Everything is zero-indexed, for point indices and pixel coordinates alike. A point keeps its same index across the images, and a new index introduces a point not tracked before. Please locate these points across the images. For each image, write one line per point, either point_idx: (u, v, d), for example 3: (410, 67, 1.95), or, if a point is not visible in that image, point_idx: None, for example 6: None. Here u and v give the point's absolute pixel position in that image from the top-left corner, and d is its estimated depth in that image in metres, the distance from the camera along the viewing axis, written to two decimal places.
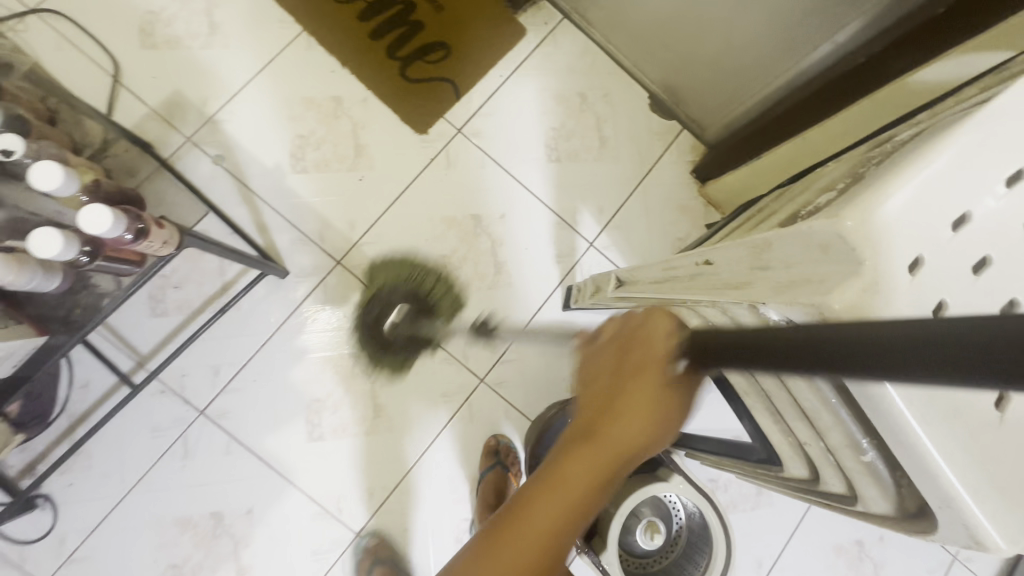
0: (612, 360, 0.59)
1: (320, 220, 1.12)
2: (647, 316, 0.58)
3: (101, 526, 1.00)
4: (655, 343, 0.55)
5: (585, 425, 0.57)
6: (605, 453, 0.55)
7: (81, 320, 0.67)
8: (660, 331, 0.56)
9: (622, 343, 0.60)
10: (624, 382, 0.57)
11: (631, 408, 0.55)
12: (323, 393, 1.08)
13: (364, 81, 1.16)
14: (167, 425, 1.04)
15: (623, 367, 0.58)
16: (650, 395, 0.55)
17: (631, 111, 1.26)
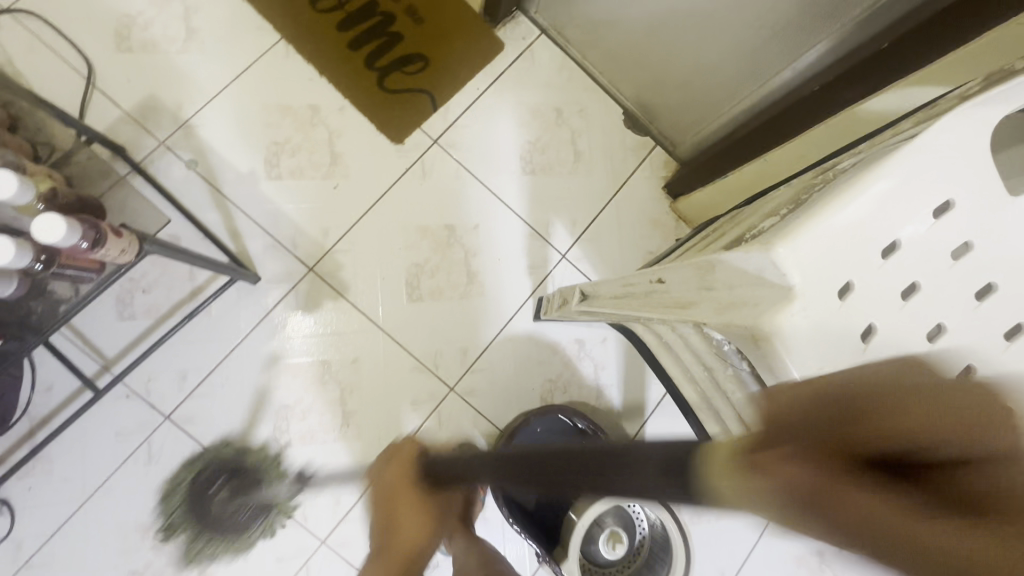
0: (389, 493, 0.83)
1: (293, 226, 1.12)
2: (400, 446, 0.90)
3: (60, 532, 0.99)
4: (401, 471, 0.84)
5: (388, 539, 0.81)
6: (406, 529, 0.79)
7: (39, 325, 0.67)
8: (396, 469, 0.85)
9: (388, 494, 0.83)
10: (397, 508, 0.81)
11: (405, 522, 0.79)
12: (291, 401, 1.08)
13: (342, 90, 1.17)
14: (131, 429, 1.03)
15: (396, 492, 0.82)
16: (411, 510, 0.80)
17: (606, 126, 1.29)
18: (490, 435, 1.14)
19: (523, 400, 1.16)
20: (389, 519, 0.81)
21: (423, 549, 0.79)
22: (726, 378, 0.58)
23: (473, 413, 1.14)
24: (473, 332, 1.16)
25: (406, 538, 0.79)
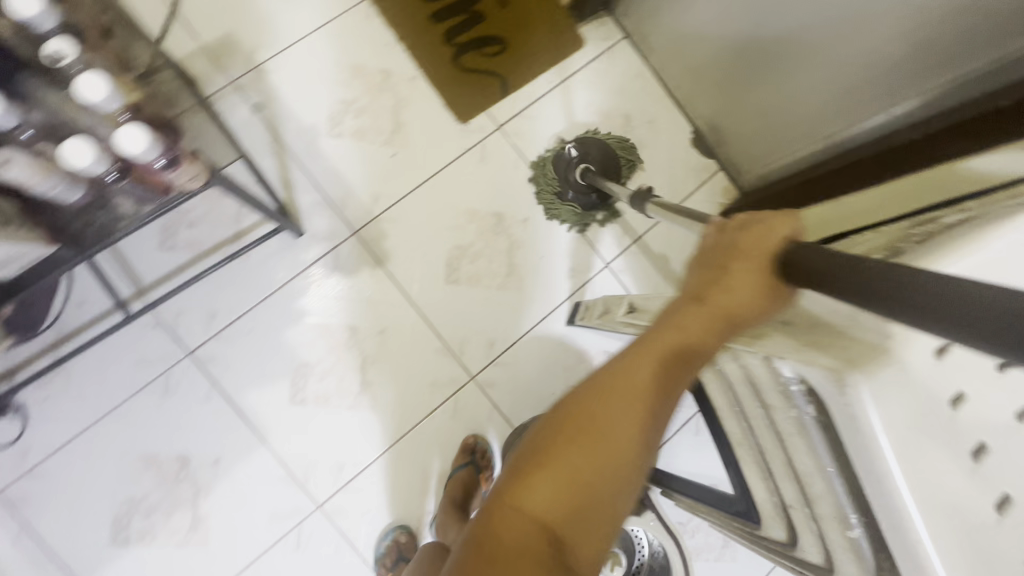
0: (722, 246, 0.50)
1: (345, 187, 1.11)
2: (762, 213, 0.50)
3: (67, 446, 0.99)
4: (777, 231, 0.47)
5: (693, 289, 0.50)
6: (692, 335, 0.48)
7: (92, 239, 0.66)
8: (783, 226, 0.47)
9: (738, 227, 0.50)
10: (731, 261, 0.49)
11: (742, 277, 0.47)
12: (313, 359, 1.07)
13: (417, 61, 1.16)
14: (153, 359, 1.02)
15: (738, 249, 0.48)
16: (744, 290, 0.47)
17: (673, 142, 1.26)
18: (503, 431, 1.12)
19: (541, 402, 1.14)
20: (734, 254, 0.49)
21: (724, 320, 0.48)
22: (786, 420, 0.55)
23: (489, 407, 1.12)
24: (504, 325, 1.14)
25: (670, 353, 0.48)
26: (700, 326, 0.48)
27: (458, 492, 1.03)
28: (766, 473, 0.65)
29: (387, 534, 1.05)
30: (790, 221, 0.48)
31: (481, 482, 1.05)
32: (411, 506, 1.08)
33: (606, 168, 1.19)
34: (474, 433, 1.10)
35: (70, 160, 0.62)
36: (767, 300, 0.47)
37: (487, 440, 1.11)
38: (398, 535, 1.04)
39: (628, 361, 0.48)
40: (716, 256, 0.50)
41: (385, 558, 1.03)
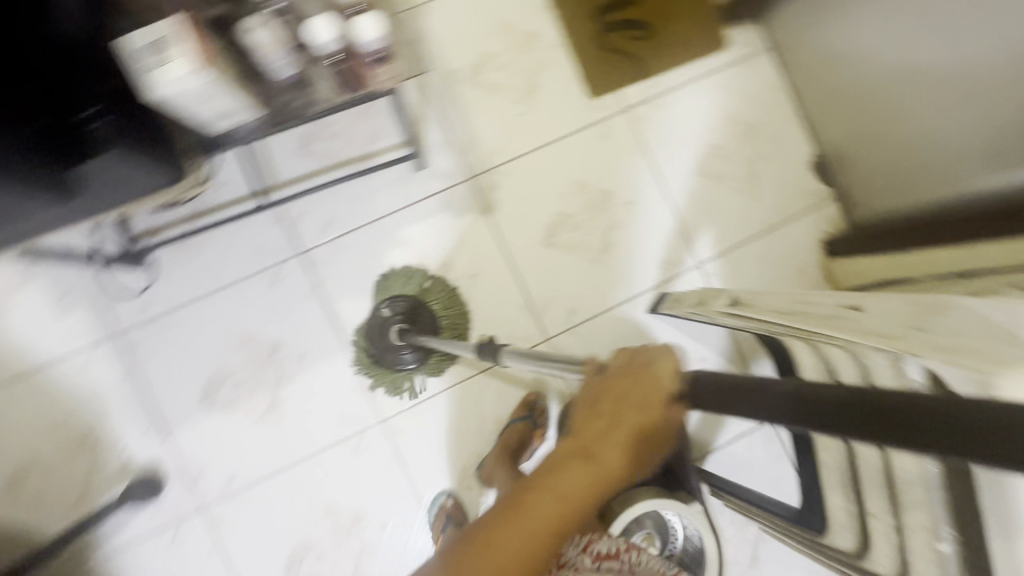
0: (614, 398, 0.56)
1: (472, 134, 1.16)
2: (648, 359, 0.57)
3: (182, 309, 1.09)
4: (662, 383, 0.55)
5: (585, 440, 0.55)
6: (577, 491, 0.52)
7: (295, 112, 0.76)
8: (670, 374, 0.55)
9: (628, 370, 0.57)
10: (624, 413, 0.55)
11: (632, 428, 0.54)
12: (406, 286, 1.13)
13: (564, 29, 1.19)
14: (270, 250, 1.11)
15: (631, 397, 0.55)
16: (629, 443, 0.54)
17: (793, 160, 1.25)
18: (564, 397, 1.15)
19: None
20: (626, 404, 0.55)
21: (610, 468, 0.53)
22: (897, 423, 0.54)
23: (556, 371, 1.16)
24: (586, 298, 1.18)
25: (571, 499, 0.52)
26: (592, 474, 0.53)
27: (514, 439, 1.09)
28: (849, 481, 0.67)
29: (436, 501, 1.12)
30: (676, 363, 0.56)
31: (534, 435, 1.10)
32: (464, 443, 1.13)
33: (415, 316, 1.11)
34: (537, 392, 1.15)
35: (307, 36, 0.68)
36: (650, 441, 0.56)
37: (547, 400, 1.15)
38: (445, 500, 1.11)
39: (527, 508, 0.51)
40: (608, 403, 0.56)
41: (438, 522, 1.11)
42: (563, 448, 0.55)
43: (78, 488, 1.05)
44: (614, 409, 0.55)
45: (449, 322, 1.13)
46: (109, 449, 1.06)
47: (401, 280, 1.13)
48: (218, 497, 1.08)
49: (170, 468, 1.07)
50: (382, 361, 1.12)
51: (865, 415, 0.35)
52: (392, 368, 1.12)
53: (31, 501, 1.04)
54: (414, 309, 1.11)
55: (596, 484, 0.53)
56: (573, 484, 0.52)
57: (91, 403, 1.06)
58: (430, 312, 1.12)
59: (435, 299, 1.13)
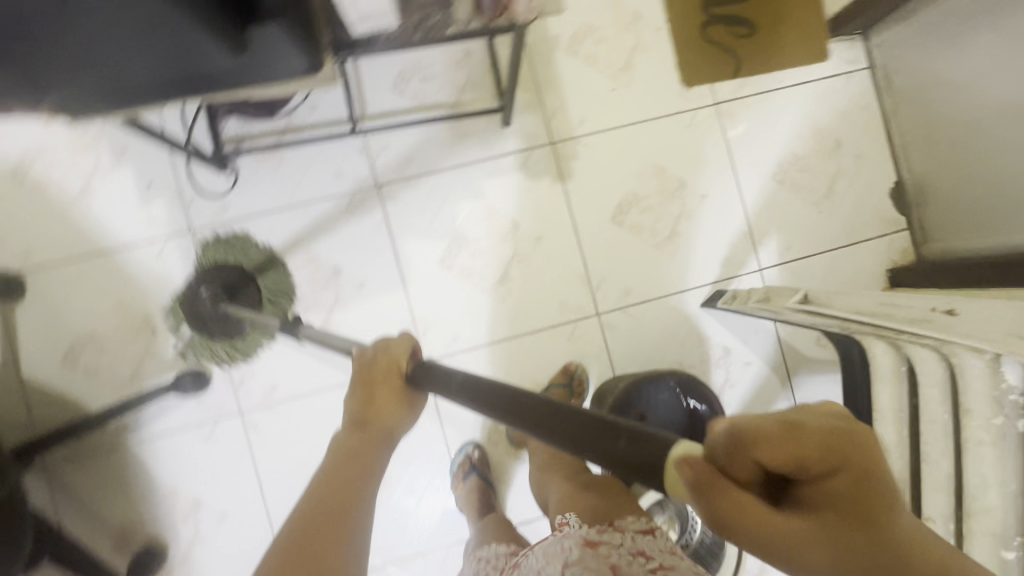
0: (362, 382, 0.59)
1: (561, 101, 1.17)
2: (384, 347, 0.61)
3: (255, 218, 1.12)
4: (394, 358, 0.60)
5: (356, 417, 0.57)
6: (356, 456, 0.55)
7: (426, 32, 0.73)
8: (398, 348, 0.61)
9: (369, 358, 0.61)
10: (376, 386, 0.58)
11: (381, 399, 0.58)
12: (471, 236, 1.15)
13: (669, 14, 1.20)
14: (348, 177, 1.14)
15: (375, 375, 0.59)
16: (393, 405, 0.58)
17: (873, 183, 1.24)
18: (604, 372, 1.17)
19: (648, 363, 1.18)
20: (375, 380, 0.59)
21: (385, 432, 0.57)
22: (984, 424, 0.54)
23: (600, 346, 1.17)
24: (643, 281, 1.18)
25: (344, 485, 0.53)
26: (361, 448, 0.56)
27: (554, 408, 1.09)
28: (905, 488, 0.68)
29: (462, 449, 1.14)
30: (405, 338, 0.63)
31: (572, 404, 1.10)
32: None
33: (231, 286, 1.06)
34: (578, 362, 1.16)
35: None
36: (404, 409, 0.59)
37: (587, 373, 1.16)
38: (472, 450, 1.13)
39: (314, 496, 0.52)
40: (362, 388, 0.59)
41: (458, 470, 1.12)
42: (342, 434, 0.57)
43: (130, 370, 1.08)
44: (369, 388, 0.59)
45: (272, 287, 1.10)
46: (164, 340, 1.09)
47: (225, 248, 1.10)
48: (257, 405, 1.11)
49: (216, 369, 1.10)
50: (208, 330, 1.07)
51: (592, 445, 0.35)
52: (211, 339, 1.08)
53: (84, 374, 1.08)
54: (230, 280, 1.06)
55: (370, 449, 0.56)
56: (350, 453, 0.55)
57: (155, 293, 1.10)
58: (254, 288, 1.08)
59: (271, 274, 1.10)
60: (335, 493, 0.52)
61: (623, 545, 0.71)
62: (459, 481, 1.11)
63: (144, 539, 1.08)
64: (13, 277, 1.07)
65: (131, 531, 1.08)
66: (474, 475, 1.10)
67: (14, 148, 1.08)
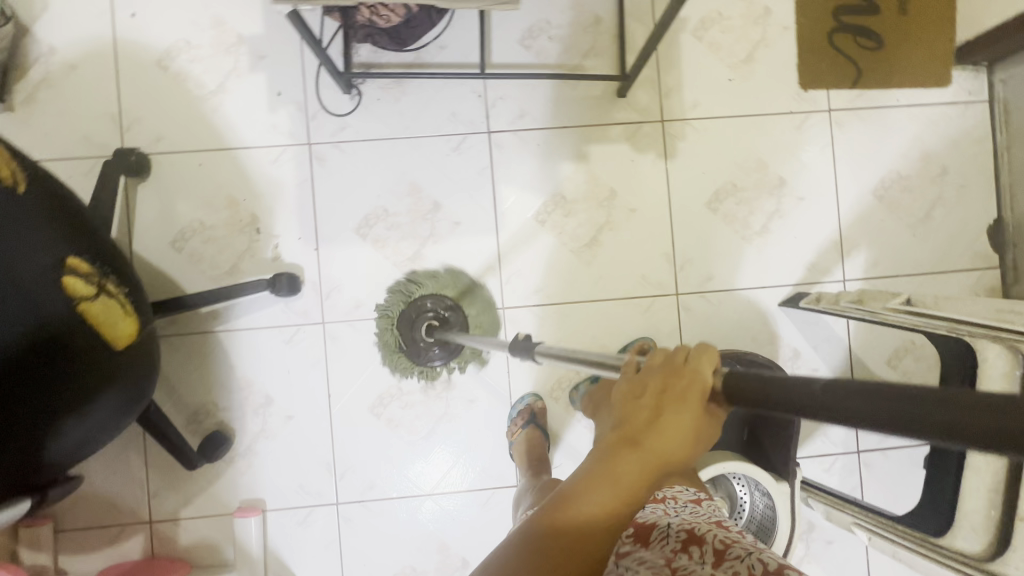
0: (653, 394, 0.53)
1: (678, 81, 1.19)
2: (690, 357, 0.52)
3: (369, 142, 1.16)
4: (699, 371, 0.51)
5: (630, 426, 0.53)
6: (632, 483, 0.52)
7: None
8: (711, 367, 0.51)
9: (674, 368, 0.53)
10: (670, 405, 0.52)
11: (677, 418, 0.51)
12: (569, 197, 1.18)
13: (798, 15, 1.21)
14: (463, 120, 1.18)
15: (672, 392, 0.52)
16: (682, 430, 0.52)
17: (972, 217, 1.23)
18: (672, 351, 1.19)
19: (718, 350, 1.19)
20: (669, 398, 0.52)
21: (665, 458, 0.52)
22: None
23: (673, 326, 1.19)
24: (726, 271, 1.20)
25: (608, 496, 0.51)
26: (638, 468, 0.52)
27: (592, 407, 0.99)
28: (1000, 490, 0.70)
29: (524, 398, 1.16)
30: (714, 356, 0.52)
31: None
32: None
33: (445, 318, 1.15)
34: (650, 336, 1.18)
35: None
36: (699, 432, 0.52)
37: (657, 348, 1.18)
38: (534, 401, 1.15)
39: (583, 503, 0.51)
40: (647, 398, 0.53)
41: (517, 418, 1.14)
42: (611, 440, 0.54)
43: (230, 263, 1.14)
44: (660, 401, 0.52)
45: (478, 316, 1.17)
46: (266, 241, 1.15)
47: (431, 281, 1.16)
48: (339, 318, 1.15)
49: (308, 277, 1.15)
50: (414, 353, 1.16)
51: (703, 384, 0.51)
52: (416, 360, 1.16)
53: (189, 259, 1.14)
54: (445, 314, 1.15)
55: (647, 476, 0.52)
56: (619, 469, 0.52)
57: (266, 195, 1.15)
58: (462, 315, 1.16)
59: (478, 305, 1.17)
60: (606, 511, 0.51)
61: (669, 521, 0.48)
62: (518, 427, 1.13)
63: (215, 423, 1.14)
64: (131, 154, 1.09)
65: (204, 413, 1.13)
66: (532, 426, 1.12)
67: (164, 38, 1.14)
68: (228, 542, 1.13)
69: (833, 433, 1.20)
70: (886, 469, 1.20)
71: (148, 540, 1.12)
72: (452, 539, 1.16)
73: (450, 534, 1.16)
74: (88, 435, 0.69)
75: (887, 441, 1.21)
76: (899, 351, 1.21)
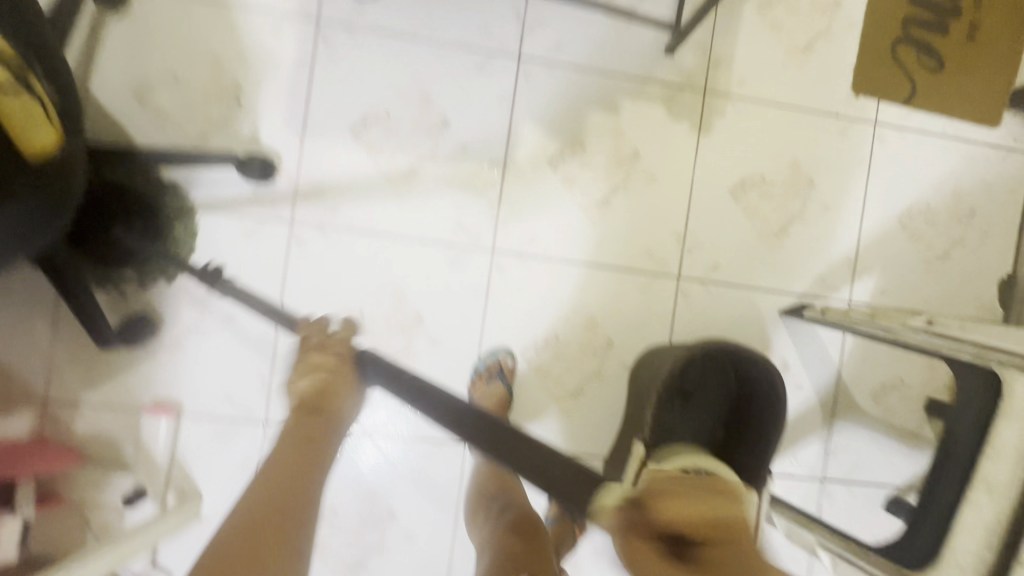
0: (313, 367, 0.81)
1: (730, 53, 1.10)
2: (319, 342, 0.84)
3: (384, 36, 1.03)
4: (334, 359, 0.82)
5: (308, 403, 0.77)
6: (293, 465, 0.70)
7: None
8: (331, 353, 0.82)
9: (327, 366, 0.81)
10: (324, 376, 0.80)
11: (329, 396, 0.79)
12: (588, 148, 1.08)
13: (868, 15, 1.13)
14: (493, 36, 1.05)
15: (317, 381, 0.79)
16: (332, 401, 0.79)
17: (987, 266, 1.18)
18: (660, 337, 1.10)
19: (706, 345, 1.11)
20: (320, 371, 0.80)
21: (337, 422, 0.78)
22: None
23: (666, 310, 1.10)
24: (734, 264, 1.12)
25: (291, 464, 0.70)
26: (305, 436, 0.74)
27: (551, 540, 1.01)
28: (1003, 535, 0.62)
29: (494, 352, 1.06)
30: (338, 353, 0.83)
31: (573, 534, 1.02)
32: (548, 319, 1.08)
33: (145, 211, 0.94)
34: (640, 315, 1.10)
35: None
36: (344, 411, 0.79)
37: (644, 330, 1.10)
38: (504, 357, 1.05)
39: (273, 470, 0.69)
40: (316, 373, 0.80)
41: (482, 372, 1.04)
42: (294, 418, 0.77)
43: (199, 131, 1.00)
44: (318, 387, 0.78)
45: (180, 235, 0.98)
46: (246, 116, 1.01)
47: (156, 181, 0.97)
48: (310, 221, 1.02)
49: (284, 168, 1.02)
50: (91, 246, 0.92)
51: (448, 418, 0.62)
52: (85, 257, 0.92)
53: (151, 115, 0.99)
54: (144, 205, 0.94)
55: (310, 439, 0.74)
56: (300, 433, 0.74)
57: (255, 66, 1.01)
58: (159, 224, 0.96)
59: (187, 223, 0.99)
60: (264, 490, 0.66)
61: None
62: (481, 380, 1.03)
63: (142, 306, 0.99)
64: None
65: (132, 292, 0.98)
66: (496, 381, 1.02)
67: None
68: (129, 440, 0.99)
69: (802, 456, 1.14)
70: (844, 501, 1.15)
71: (37, 421, 0.97)
72: (383, 488, 1.05)
73: (383, 481, 1.05)
74: None
75: (853, 474, 1.16)
76: (885, 387, 1.16)
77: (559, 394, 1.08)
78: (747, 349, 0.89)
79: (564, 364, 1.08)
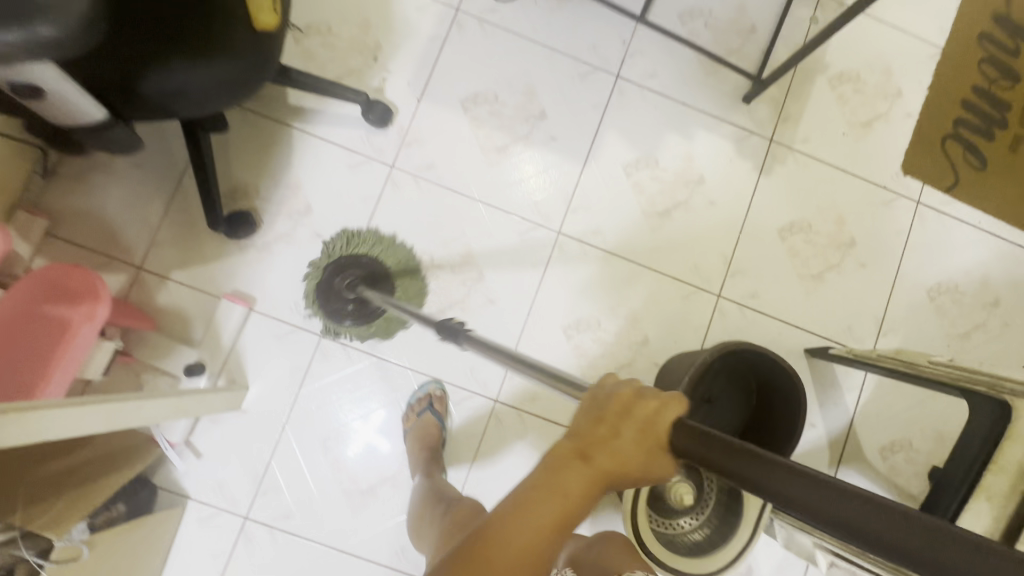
0: (599, 416, 0.44)
1: (799, 114, 1.25)
2: (638, 388, 0.44)
3: (510, 34, 1.20)
4: (662, 408, 0.41)
5: (579, 448, 0.42)
6: (557, 515, 0.41)
7: None
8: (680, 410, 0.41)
9: (636, 391, 0.44)
10: (619, 435, 0.42)
11: (622, 454, 0.41)
12: (661, 163, 1.21)
13: (924, 109, 1.28)
14: (601, 55, 1.22)
15: (627, 420, 0.42)
16: (628, 459, 0.41)
17: (1005, 354, 1.25)
18: (693, 345, 1.18)
19: None
20: (615, 414, 0.43)
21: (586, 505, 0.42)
22: None
23: (702, 322, 1.19)
24: (771, 295, 1.21)
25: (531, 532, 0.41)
26: (561, 506, 0.41)
27: None
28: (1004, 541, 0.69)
29: (423, 386, 1.11)
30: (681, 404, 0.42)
31: None
32: (594, 304, 1.17)
33: (371, 275, 1.11)
34: (679, 322, 1.18)
35: None
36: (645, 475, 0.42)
37: (680, 336, 1.18)
38: (434, 389, 1.10)
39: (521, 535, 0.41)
40: (608, 410, 0.44)
41: (415, 405, 1.09)
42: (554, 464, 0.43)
43: (337, 74, 1.16)
44: (614, 430, 0.43)
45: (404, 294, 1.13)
46: (377, 71, 1.17)
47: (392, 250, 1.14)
48: (407, 169, 1.16)
49: (398, 120, 1.16)
50: (328, 303, 1.11)
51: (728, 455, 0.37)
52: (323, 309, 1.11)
53: (300, 52, 1.15)
54: (375, 273, 1.12)
55: (579, 504, 0.42)
56: (559, 495, 0.42)
57: (397, 33, 1.18)
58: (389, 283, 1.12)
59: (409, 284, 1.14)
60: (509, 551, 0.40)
61: None
62: (412, 415, 1.07)
63: (248, 206, 1.11)
64: None
65: (243, 193, 1.11)
66: (427, 413, 1.06)
67: None
68: (201, 322, 1.08)
69: None
70: None
71: (128, 283, 1.07)
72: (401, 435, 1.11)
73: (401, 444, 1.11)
74: (201, 86, 0.67)
75: None
76: (894, 445, 1.21)
77: (590, 375, 1.15)
78: (777, 357, 0.96)
79: (600, 348, 1.16)
